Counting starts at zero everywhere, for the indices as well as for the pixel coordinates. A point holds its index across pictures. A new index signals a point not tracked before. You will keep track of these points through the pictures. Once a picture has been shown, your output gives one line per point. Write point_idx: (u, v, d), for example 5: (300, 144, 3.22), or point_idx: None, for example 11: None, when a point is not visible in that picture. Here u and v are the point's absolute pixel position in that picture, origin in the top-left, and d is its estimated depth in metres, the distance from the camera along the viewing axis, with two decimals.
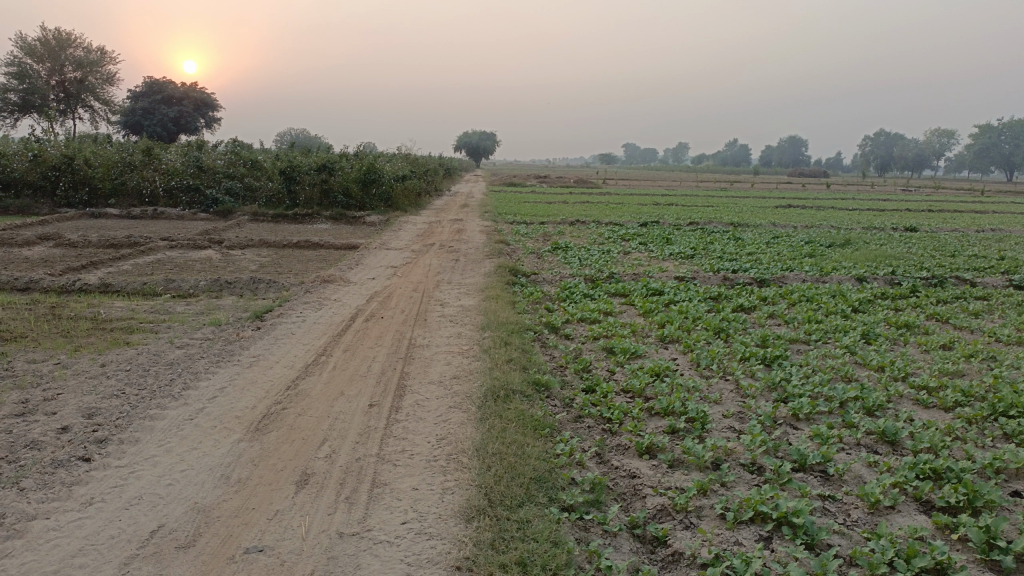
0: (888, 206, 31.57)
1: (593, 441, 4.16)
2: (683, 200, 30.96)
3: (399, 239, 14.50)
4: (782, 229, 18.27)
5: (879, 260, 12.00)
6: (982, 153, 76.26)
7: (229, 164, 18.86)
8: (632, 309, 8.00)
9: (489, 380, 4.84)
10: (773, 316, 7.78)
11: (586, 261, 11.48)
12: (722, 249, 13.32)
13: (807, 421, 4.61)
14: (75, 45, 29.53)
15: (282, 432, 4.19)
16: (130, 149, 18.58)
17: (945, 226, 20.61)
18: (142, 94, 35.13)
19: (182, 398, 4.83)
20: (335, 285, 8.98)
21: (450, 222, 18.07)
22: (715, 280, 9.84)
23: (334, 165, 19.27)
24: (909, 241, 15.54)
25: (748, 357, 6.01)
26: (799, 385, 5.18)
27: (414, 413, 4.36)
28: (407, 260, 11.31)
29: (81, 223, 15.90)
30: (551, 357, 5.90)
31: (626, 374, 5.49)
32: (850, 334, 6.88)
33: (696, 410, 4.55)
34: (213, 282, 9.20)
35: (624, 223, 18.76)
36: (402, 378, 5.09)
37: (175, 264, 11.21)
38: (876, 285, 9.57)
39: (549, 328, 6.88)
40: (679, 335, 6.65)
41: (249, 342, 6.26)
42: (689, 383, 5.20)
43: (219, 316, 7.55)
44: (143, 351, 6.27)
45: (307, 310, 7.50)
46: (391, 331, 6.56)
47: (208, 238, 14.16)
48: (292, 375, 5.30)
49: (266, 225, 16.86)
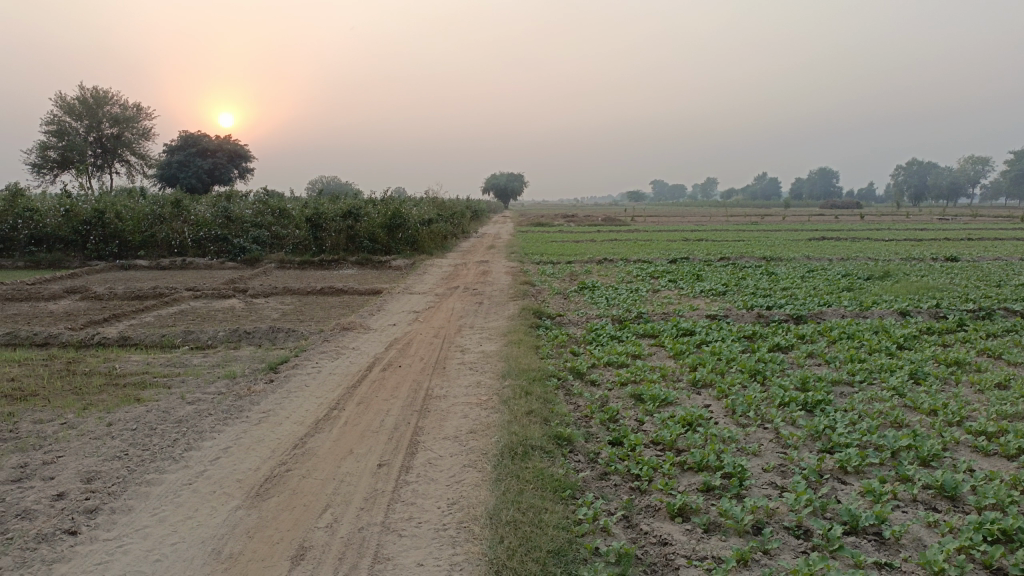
0: (926, 235, 30.77)
1: (620, 503, 3.80)
2: (713, 236, 30.42)
3: (424, 283, 14.31)
4: (817, 262, 17.76)
5: (922, 292, 11.49)
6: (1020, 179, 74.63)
7: (257, 213, 18.97)
8: (662, 352, 7.63)
9: (507, 435, 4.50)
10: (813, 356, 7.35)
11: (614, 301, 11.14)
12: (756, 285, 12.88)
13: (857, 475, 4.19)
14: (112, 103, 30.27)
15: (284, 497, 3.90)
16: (159, 201, 18.76)
17: (987, 255, 19.90)
18: (177, 147, 35.85)
19: (184, 460, 4.57)
20: (354, 333, 8.75)
21: (476, 264, 17.89)
22: (749, 318, 9.43)
23: (359, 211, 19.26)
24: (951, 272, 14.95)
25: (786, 402, 5.61)
26: (844, 433, 4.77)
27: (426, 474, 4.04)
28: (430, 304, 11.07)
29: (110, 276, 15.98)
30: (576, 406, 5.56)
31: (656, 424, 5.12)
32: (896, 374, 6.43)
33: (733, 464, 4.17)
34: (232, 333, 9.02)
35: (654, 260, 18.41)
36: (416, 433, 4.79)
37: (198, 315, 11.10)
38: (920, 320, 9.08)
39: (573, 375, 6.54)
40: (712, 378, 6.27)
41: (260, 396, 6.01)
42: (724, 433, 4.81)
43: (234, 368, 7.34)
44: (153, 408, 6.05)
45: (323, 360, 7.25)
46: (408, 381, 6.27)
47: (232, 287, 14.12)
48: (301, 431, 5.02)
49: (292, 272, 16.83)
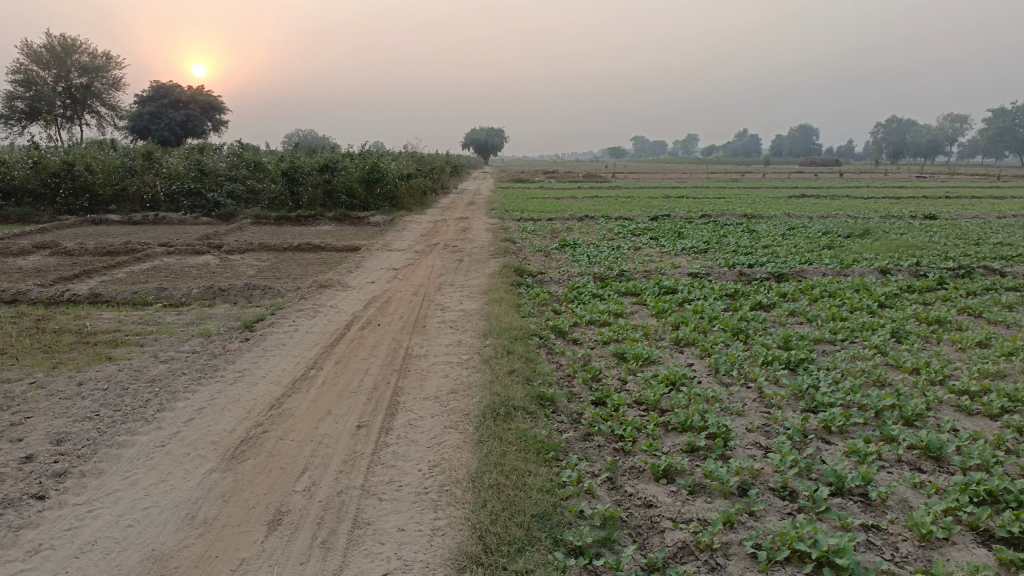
0: (904, 193, 30.89)
1: (604, 464, 3.74)
2: (693, 192, 30.34)
3: (403, 239, 14.11)
4: (797, 220, 17.75)
5: (901, 250, 11.50)
6: (997, 137, 75.00)
7: (231, 167, 18.54)
8: (644, 310, 7.57)
9: (489, 395, 4.42)
10: (795, 314, 7.33)
11: (595, 258, 11.04)
12: (737, 243, 12.83)
13: (842, 436, 4.17)
14: (80, 52, 29.27)
15: (260, 459, 3.79)
16: (131, 153, 18.27)
17: (965, 213, 20.02)
18: (148, 98, 34.88)
19: (156, 422, 4.45)
20: (332, 290, 8.59)
21: (456, 220, 17.69)
22: (731, 275, 9.38)
23: (337, 165, 18.90)
24: (930, 230, 14.99)
25: (769, 361, 5.58)
26: (828, 393, 4.74)
27: (407, 435, 3.95)
28: (409, 261, 10.91)
29: (81, 230, 15.59)
30: (558, 365, 5.49)
31: (639, 383, 5.06)
32: (878, 332, 6.42)
33: (718, 425, 4.12)
34: (207, 290, 8.82)
35: (635, 217, 18.30)
36: (396, 393, 4.69)
37: (171, 271, 10.86)
38: (901, 278, 9.09)
39: (555, 333, 6.46)
40: (694, 337, 6.22)
41: (235, 355, 5.86)
42: (707, 393, 4.76)
43: (209, 326, 7.17)
44: (125, 367, 5.89)
45: (300, 318, 7.10)
46: (387, 340, 6.16)
47: (207, 242, 13.83)
48: (277, 391, 4.90)
49: (268, 228, 16.53)
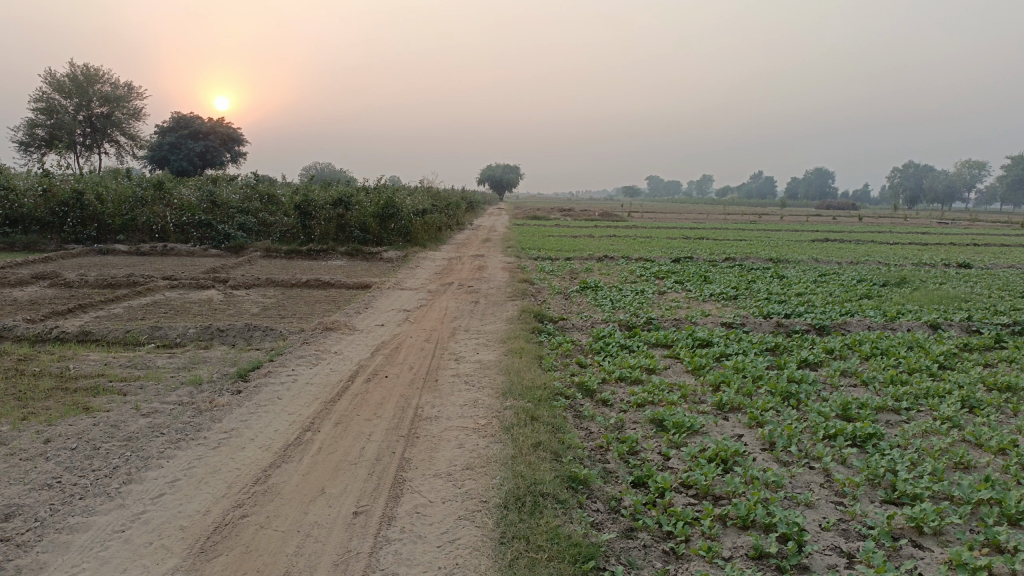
0: (930, 238, 30.09)
1: (652, 574, 3.06)
2: (713, 234, 29.65)
3: (417, 278, 13.51)
4: (826, 265, 17.07)
5: (946, 302, 10.78)
6: (1015, 184, 74.00)
7: (244, 199, 18.11)
8: (678, 365, 6.88)
9: (512, 477, 3.73)
10: (846, 374, 6.63)
11: (619, 303, 10.39)
12: (767, 290, 12.16)
13: (937, 540, 3.45)
14: (103, 81, 29.21)
15: (234, 556, 3.12)
16: (143, 183, 17.85)
17: (999, 261, 19.25)
18: (169, 129, 34.84)
19: (120, 499, 3.78)
20: (338, 334, 7.95)
21: (471, 259, 17.10)
22: (769, 326, 8.71)
23: (351, 199, 18.42)
24: (969, 280, 14.24)
25: (829, 435, 4.86)
26: (910, 481, 4.02)
27: (412, 528, 3.27)
28: (422, 302, 10.29)
29: (85, 261, 15.10)
30: (588, 432, 4.82)
31: (684, 460, 4.37)
32: (946, 400, 5.70)
33: (788, 523, 3.43)
34: (204, 330, 8.21)
35: (656, 259, 17.69)
36: (402, 467, 4.02)
37: (171, 307, 10.28)
38: (954, 335, 8.37)
39: (583, 392, 5.79)
40: (740, 401, 5.52)
41: (224, 411, 5.21)
42: (766, 476, 4.06)
43: (201, 373, 6.54)
44: (101, 421, 5.24)
45: (300, 367, 6.45)
46: (395, 396, 5.50)
47: (212, 276, 13.29)
48: (266, 460, 4.24)
49: (278, 262, 16.02)
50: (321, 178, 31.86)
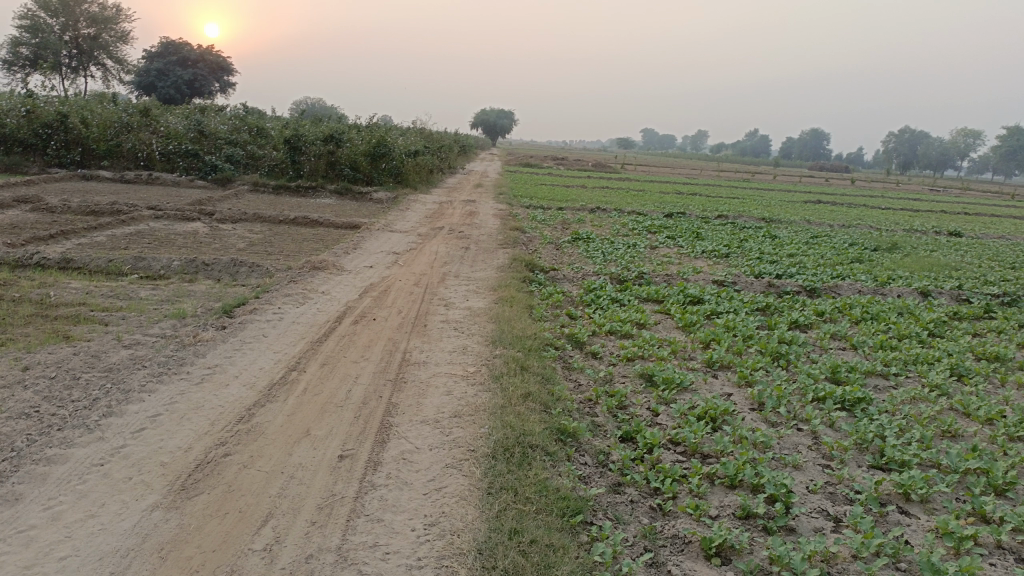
0: (921, 205, 29.97)
1: (639, 530, 3.03)
2: (706, 190, 29.43)
3: (407, 220, 13.33)
4: (817, 227, 16.99)
5: (937, 269, 10.75)
6: (1008, 155, 73.74)
7: (232, 131, 17.70)
8: (669, 321, 6.83)
9: (501, 427, 3.68)
10: (836, 337, 6.61)
11: (610, 256, 10.29)
12: (759, 249, 12.08)
13: (924, 507, 3.45)
14: (89, 2, 28.26)
15: (214, 496, 3.06)
16: (129, 109, 17.39)
17: (989, 231, 19.22)
18: (157, 55, 33.91)
19: (99, 432, 3.70)
20: (325, 274, 7.83)
21: (462, 203, 16.89)
22: (760, 286, 8.66)
23: (342, 137, 18.05)
24: (959, 248, 14.21)
25: (818, 397, 4.84)
26: (898, 447, 4.01)
27: (399, 474, 3.22)
28: (412, 246, 10.15)
29: (69, 186, 14.78)
30: (576, 385, 4.78)
31: (673, 417, 4.34)
32: (935, 368, 5.69)
33: (776, 484, 3.41)
34: (188, 263, 8.06)
35: (648, 213, 17.54)
36: (389, 411, 3.96)
37: (155, 238, 10.08)
38: (944, 303, 8.35)
39: (573, 344, 5.74)
40: (730, 360, 5.49)
41: (207, 347, 5.11)
42: (754, 436, 4.03)
43: (184, 307, 6.42)
44: (81, 351, 5.13)
45: (286, 306, 6.33)
46: (383, 339, 5.42)
47: (198, 208, 13.05)
48: (250, 398, 4.17)
49: (266, 197, 15.75)
50: (311, 112, 31.17)
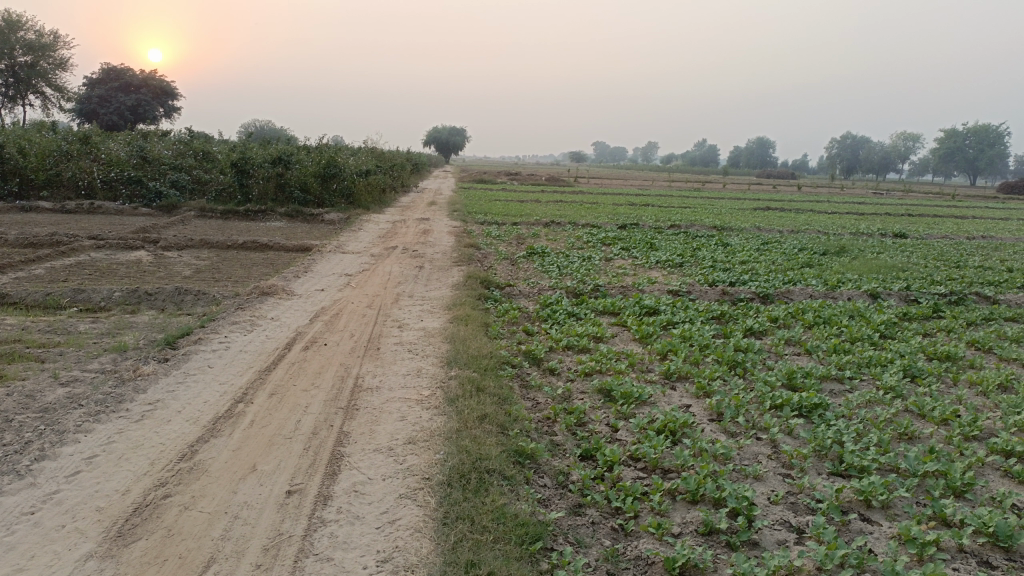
0: (866, 209, 30.64)
1: (601, 553, 2.95)
2: (658, 201, 29.72)
3: (359, 241, 13.15)
4: (768, 234, 17.24)
5: (885, 271, 10.95)
6: (946, 157, 76.12)
7: (177, 156, 17.33)
8: (626, 333, 6.80)
9: (457, 452, 3.57)
10: (791, 343, 6.65)
11: (566, 270, 10.26)
12: (712, 257, 12.17)
13: (885, 513, 3.44)
14: (25, 29, 27.53)
15: (153, 541, 2.88)
16: (69, 137, 16.90)
17: (933, 232, 19.73)
18: (98, 82, 33.17)
19: (30, 477, 3.48)
20: (275, 299, 7.63)
21: (416, 222, 16.76)
22: (714, 294, 8.71)
23: (291, 158, 17.79)
24: (905, 250, 14.52)
25: (776, 405, 4.83)
26: (857, 452, 4.00)
27: (350, 508, 3.09)
28: (364, 267, 9.99)
29: (6, 218, 14.26)
30: (534, 403, 4.69)
31: (632, 432, 4.27)
32: (889, 369, 5.75)
33: (738, 497, 3.36)
34: (131, 294, 7.78)
35: (602, 225, 17.61)
36: (340, 441, 3.82)
37: (97, 268, 9.75)
38: (894, 304, 8.48)
39: (529, 361, 5.66)
40: (687, 370, 5.46)
41: (149, 381, 4.90)
42: (714, 448, 3.99)
43: (126, 339, 6.17)
44: (15, 390, 4.87)
45: (233, 334, 6.14)
46: (334, 365, 5.26)
47: (142, 236, 12.69)
48: (193, 434, 3.98)
49: (213, 222, 15.42)
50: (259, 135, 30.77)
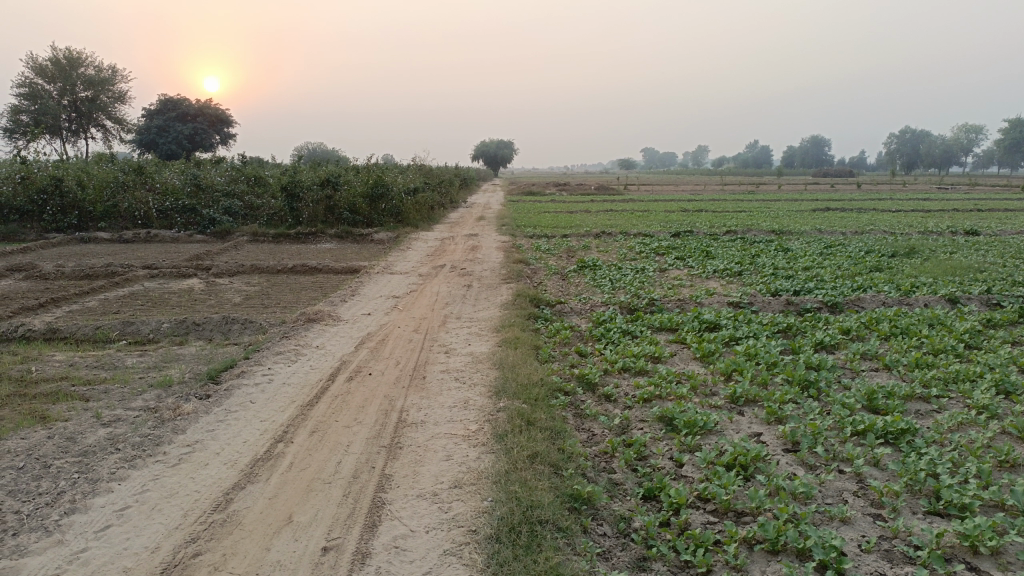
0: (931, 206, 29.32)
1: None
2: (712, 206, 29.03)
3: (407, 260, 12.99)
4: (829, 236, 16.55)
5: (961, 273, 10.27)
6: (1012, 147, 72.86)
7: (229, 182, 17.52)
8: (686, 352, 6.41)
9: (506, 500, 3.26)
10: (866, 358, 6.16)
11: (618, 283, 9.89)
12: (772, 264, 11.65)
13: (996, 562, 3.00)
14: (86, 65, 28.43)
15: None
16: (125, 168, 17.23)
17: (1007, 227, 18.69)
18: (156, 112, 34.08)
19: (59, 533, 3.28)
20: (321, 326, 7.47)
21: (465, 238, 16.58)
22: (778, 305, 8.24)
23: (339, 179, 17.84)
24: (979, 248, 13.70)
25: (857, 432, 4.38)
26: (956, 487, 3.55)
27: (390, 568, 2.81)
28: (412, 288, 9.79)
29: (66, 250, 14.53)
30: (590, 436, 4.35)
31: (699, 467, 3.90)
32: (980, 386, 5.23)
33: (826, 548, 2.96)
34: (178, 325, 7.71)
35: (655, 234, 17.13)
36: (381, 486, 3.55)
37: (149, 298, 9.76)
38: (975, 310, 7.88)
39: (584, 387, 5.32)
40: (755, 394, 5.05)
41: (188, 421, 4.72)
42: (792, 485, 3.59)
43: (170, 374, 6.04)
44: (56, 431, 4.74)
45: (277, 365, 5.96)
46: (378, 398, 5.01)
47: (194, 263, 12.76)
48: (230, 480, 3.76)
49: (264, 247, 15.50)
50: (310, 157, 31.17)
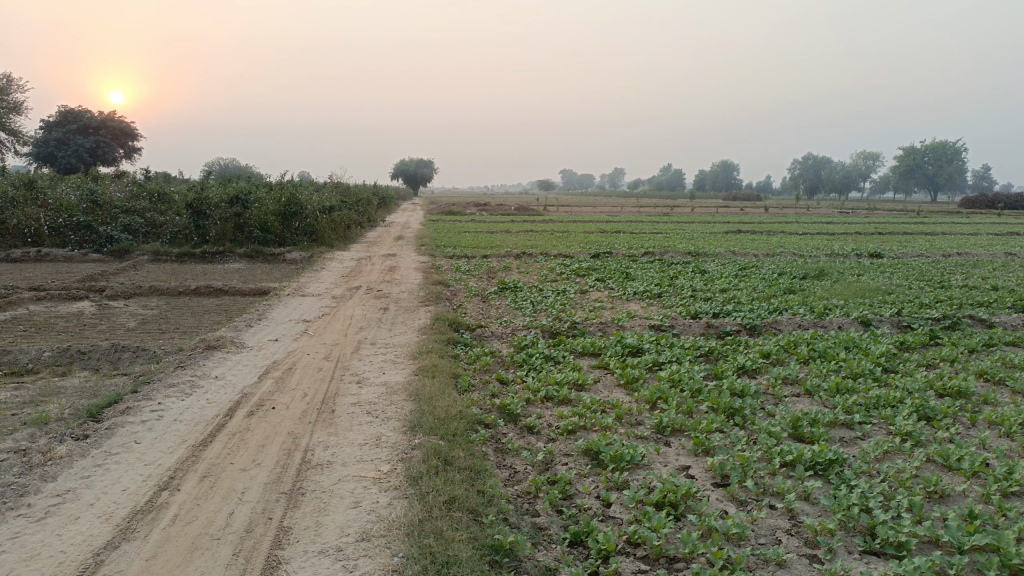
0: (837, 228, 30.53)
1: None
2: (631, 227, 29.41)
3: (321, 282, 12.47)
4: (742, 258, 16.88)
5: (871, 295, 10.52)
6: (907, 174, 77.20)
7: (130, 199, 16.54)
8: (609, 378, 6.21)
9: (420, 557, 2.92)
10: (788, 382, 6.10)
11: (539, 306, 9.68)
12: (691, 286, 11.72)
13: None
14: None
15: None
16: (14, 182, 16.02)
17: (908, 250, 19.55)
18: (54, 124, 32.25)
19: None
20: (222, 354, 6.94)
21: (381, 258, 16.13)
22: (698, 328, 8.19)
23: (249, 197, 17.11)
24: (884, 271, 14.18)
25: (786, 463, 4.25)
26: (890, 523, 3.41)
27: None
28: (324, 310, 9.32)
29: None
30: (512, 475, 4.04)
31: (627, 507, 3.66)
32: (901, 411, 5.21)
33: None
34: (61, 354, 7.03)
35: (574, 255, 17.09)
36: (279, 541, 3.16)
37: (33, 324, 8.95)
38: (888, 332, 8.01)
39: (505, 418, 5.03)
40: (681, 423, 4.86)
41: (61, 466, 4.17)
42: (725, 525, 3.39)
43: (47, 409, 5.42)
44: None
45: (169, 399, 5.43)
46: (280, 435, 4.58)
47: (87, 285, 11.88)
48: (103, 538, 3.29)
49: (167, 266, 14.65)
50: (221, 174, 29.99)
